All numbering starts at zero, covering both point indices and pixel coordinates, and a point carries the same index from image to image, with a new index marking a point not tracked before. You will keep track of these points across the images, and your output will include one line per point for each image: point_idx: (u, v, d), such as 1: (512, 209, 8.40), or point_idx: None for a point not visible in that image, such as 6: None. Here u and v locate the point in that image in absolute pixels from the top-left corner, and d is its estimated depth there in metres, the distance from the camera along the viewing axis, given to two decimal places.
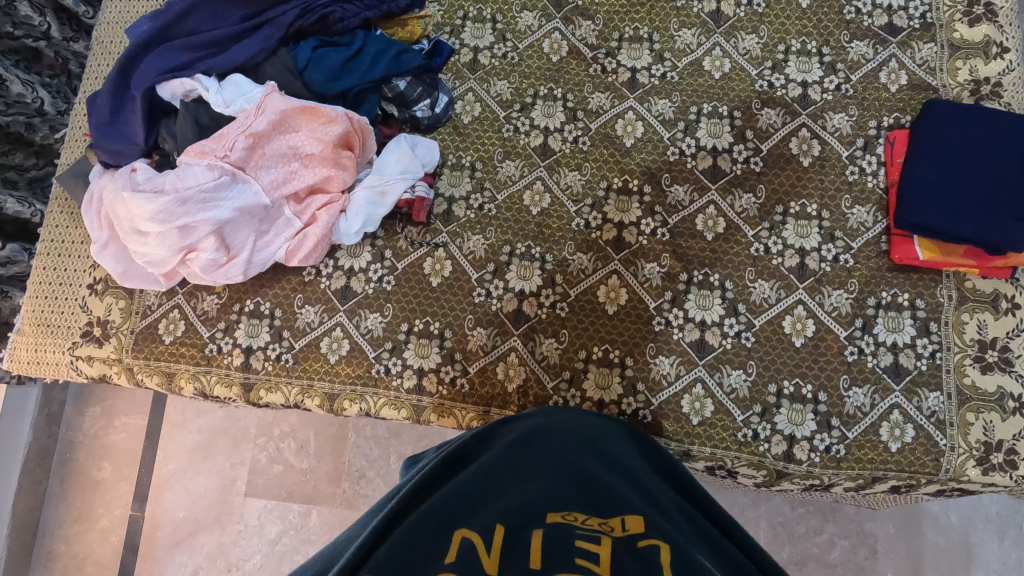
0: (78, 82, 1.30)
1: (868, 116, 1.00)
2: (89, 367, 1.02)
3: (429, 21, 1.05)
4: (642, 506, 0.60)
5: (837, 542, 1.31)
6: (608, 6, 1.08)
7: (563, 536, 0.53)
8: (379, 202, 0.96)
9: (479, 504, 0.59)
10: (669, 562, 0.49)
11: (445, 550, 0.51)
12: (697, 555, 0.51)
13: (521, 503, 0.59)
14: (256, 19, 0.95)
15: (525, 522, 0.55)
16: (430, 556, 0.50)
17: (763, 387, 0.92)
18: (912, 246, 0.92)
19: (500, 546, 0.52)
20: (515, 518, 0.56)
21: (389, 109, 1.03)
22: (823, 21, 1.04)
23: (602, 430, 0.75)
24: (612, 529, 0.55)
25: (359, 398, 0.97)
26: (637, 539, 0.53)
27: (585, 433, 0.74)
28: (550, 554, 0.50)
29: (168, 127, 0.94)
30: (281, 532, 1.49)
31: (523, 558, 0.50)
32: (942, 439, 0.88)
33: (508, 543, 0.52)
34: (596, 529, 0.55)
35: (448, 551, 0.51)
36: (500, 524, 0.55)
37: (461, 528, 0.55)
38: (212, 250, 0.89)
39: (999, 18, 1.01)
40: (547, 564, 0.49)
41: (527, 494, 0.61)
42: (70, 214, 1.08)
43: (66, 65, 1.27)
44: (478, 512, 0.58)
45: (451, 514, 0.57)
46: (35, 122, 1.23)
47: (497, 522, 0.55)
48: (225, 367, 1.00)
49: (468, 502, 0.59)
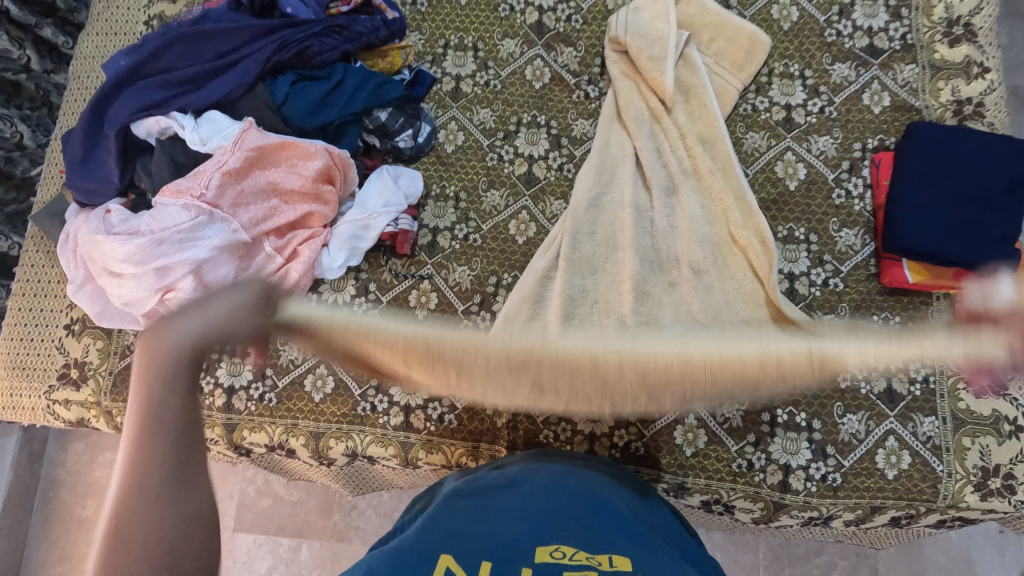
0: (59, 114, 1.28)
1: (853, 138, 0.99)
2: (66, 411, 0.99)
3: (410, 51, 1.04)
4: (631, 547, 0.59)
5: (837, 563, 1.29)
6: (589, 33, 1.08)
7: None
8: (363, 237, 0.96)
9: (466, 536, 0.59)
10: None
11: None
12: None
13: (509, 538, 0.58)
14: (233, 54, 0.94)
15: (511, 562, 0.54)
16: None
17: (757, 417, 0.90)
18: (902, 270, 0.90)
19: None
20: (501, 554, 0.55)
21: (371, 141, 1.01)
22: (805, 44, 1.04)
23: (593, 472, 0.76)
24: (599, 563, 0.54)
25: (345, 436, 0.94)
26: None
27: (572, 473, 0.74)
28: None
29: (144, 165, 0.92)
30: (271, 568, 1.46)
31: None
32: (939, 465, 0.86)
33: None
34: (583, 566, 0.54)
35: None
36: (484, 564, 0.54)
37: (447, 561, 0.54)
38: (189, 289, 0.86)
39: (978, 38, 1.01)
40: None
41: (513, 531, 0.60)
42: (47, 252, 1.05)
43: (47, 97, 1.26)
44: (466, 545, 0.57)
45: (434, 549, 0.56)
46: (13, 156, 1.20)
47: (483, 560, 0.55)
48: (207, 409, 0.97)
49: (456, 534, 0.59)
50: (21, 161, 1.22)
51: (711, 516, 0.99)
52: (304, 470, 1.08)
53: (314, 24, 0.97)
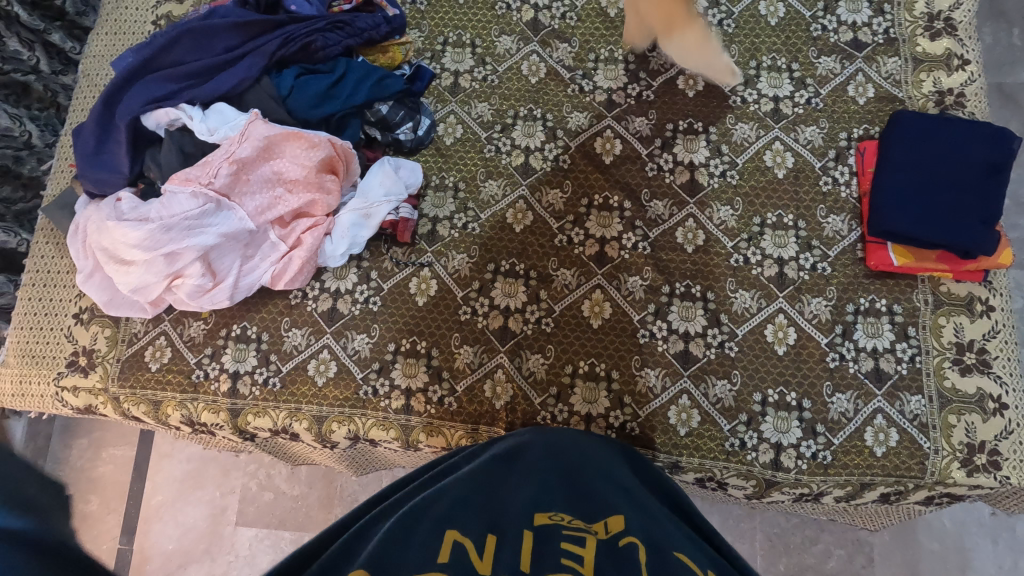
0: (67, 115, 1.32)
1: (839, 128, 1.03)
2: (74, 398, 1.02)
3: (410, 47, 1.08)
4: (627, 511, 0.60)
5: (833, 552, 1.31)
6: (584, 30, 1.11)
7: (551, 536, 0.53)
8: (364, 225, 0.98)
9: (466, 503, 0.59)
10: (650, 557, 0.50)
11: (435, 550, 0.50)
12: (676, 551, 0.52)
13: (509, 507, 0.59)
14: (240, 49, 0.98)
15: (514, 524, 0.55)
16: (418, 555, 0.49)
17: (748, 397, 0.93)
18: (886, 252, 0.94)
19: (491, 548, 0.51)
20: (502, 521, 0.56)
21: (373, 133, 1.05)
22: (791, 39, 1.08)
23: (588, 444, 0.77)
24: (597, 530, 0.56)
25: (348, 419, 0.96)
26: (621, 538, 0.53)
27: (566, 447, 0.75)
28: (539, 555, 0.50)
29: (154, 156, 0.95)
30: (273, 561, 1.47)
31: (512, 556, 0.49)
32: (926, 442, 0.89)
33: (497, 543, 0.52)
34: (582, 529, 0.55)
35: (438, 548, 0.50)
36: (489, 530, 0.54)
37: (450, 526, 0.54)
38: (198, 275, 0.90)
39: (958, 32, 1.05)
40: (537, 562, 0.49)
41: (514, 500, 0.60)
42: (57, 244, 1.08)
43: (55, 97, 1.29)
44: (468, 512, 0.57)
45: (437, 517, 0.55)
46: (22, 155, 1.24)
47: (485, 526, 0.55)
48: (212, 394, 0.99)
49: (456, 501, 0.59)
50: (30, 159, 1.25)
51: (706, 498, 1.01)
52: (306, 455, 1.10)
53: (317, 20, 1.00)
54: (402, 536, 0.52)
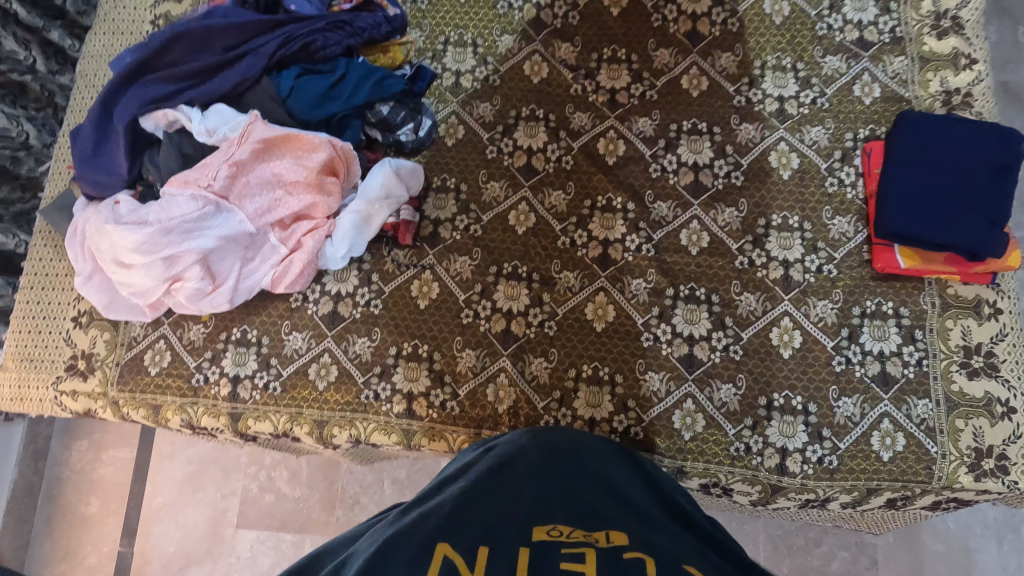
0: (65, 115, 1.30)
1: (844, 128, 1.02)
2: (73, 402, 1.01)
3: (411, 47, 1.06)
4: (628, 523, 0.59)
5: (837, 554, 1.30)
6: (586, 29, 1.10)
7: (548, 551, 0.52)
8: (365, 227, 0.96)
9: (463, 517, 0.58)
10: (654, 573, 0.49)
11: (425, 567, 0.49)
12: (680, 563, 0.51)
13: (507, 520, 0.58)
14: (239, 49, 0.96)
15: (510, 539, 0.54)
16: (408, 572, 0.48)
17: (753, 401, 0.92)
18: (893, 255, 0.93)
19: (486, 565, 0.50)
20: (499, 535, 0.55)
21: (374, 135, 1.03)
22: (797, 37, 1.06)
23: (589, 449, 0.76)
24: (597, 541, 0.55)
25: (349, 424, 0.96)
26: (623, 551, 0.52)
27: (567, 449, 0.74)
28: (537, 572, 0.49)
29: (152, 158, 0.94)
30: (274, 564, 1.47)
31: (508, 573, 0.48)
32: (932, 446, 0.88)
33: (493, 559, 0.51)
34: (582, 541, 0.54)
35: (431, 568, 0.49)
36: (482, 544, 0.53)
37: (444, 543, 0.53)
38: (197, 279, 0.90)
39: (966, 31, 1.04)
40: None
41: (511, 512, 0.60)
42: (55, 246, 1.07)
43: (52, 98, 1.27)
44: (463, 526, 0.56)
45: (429, 532, 0.55)
46: (20, 155, 1.23)
47: (481, 541, 0.54)
48: (212, 398, 0.99)
49: (452, 516, 0.58)
50: (27, 160, 1.24)
51: (710, 502, 1.00)
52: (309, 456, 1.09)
53: (317, 20, 0.99)
54: (396, 554, 0.51)
